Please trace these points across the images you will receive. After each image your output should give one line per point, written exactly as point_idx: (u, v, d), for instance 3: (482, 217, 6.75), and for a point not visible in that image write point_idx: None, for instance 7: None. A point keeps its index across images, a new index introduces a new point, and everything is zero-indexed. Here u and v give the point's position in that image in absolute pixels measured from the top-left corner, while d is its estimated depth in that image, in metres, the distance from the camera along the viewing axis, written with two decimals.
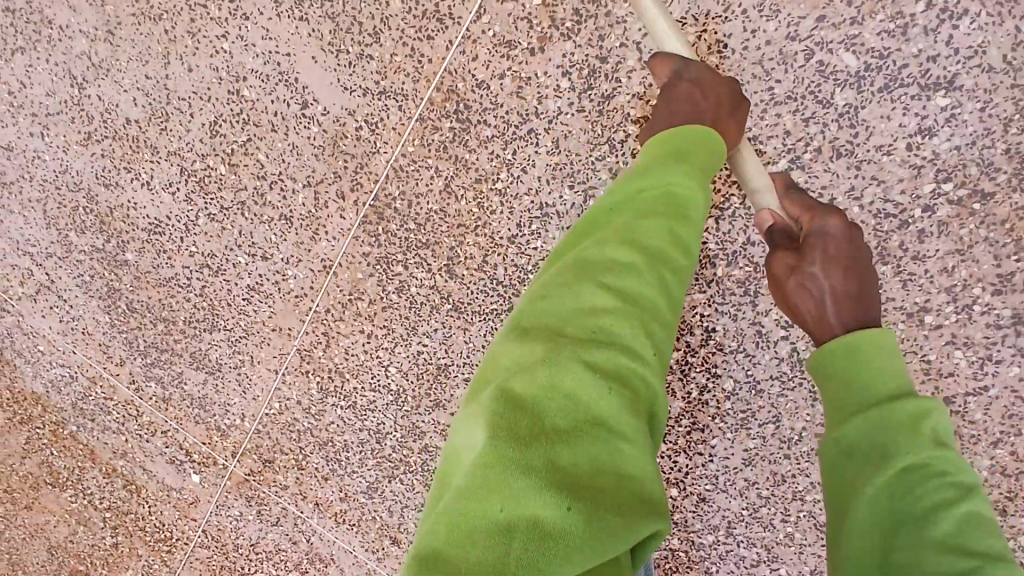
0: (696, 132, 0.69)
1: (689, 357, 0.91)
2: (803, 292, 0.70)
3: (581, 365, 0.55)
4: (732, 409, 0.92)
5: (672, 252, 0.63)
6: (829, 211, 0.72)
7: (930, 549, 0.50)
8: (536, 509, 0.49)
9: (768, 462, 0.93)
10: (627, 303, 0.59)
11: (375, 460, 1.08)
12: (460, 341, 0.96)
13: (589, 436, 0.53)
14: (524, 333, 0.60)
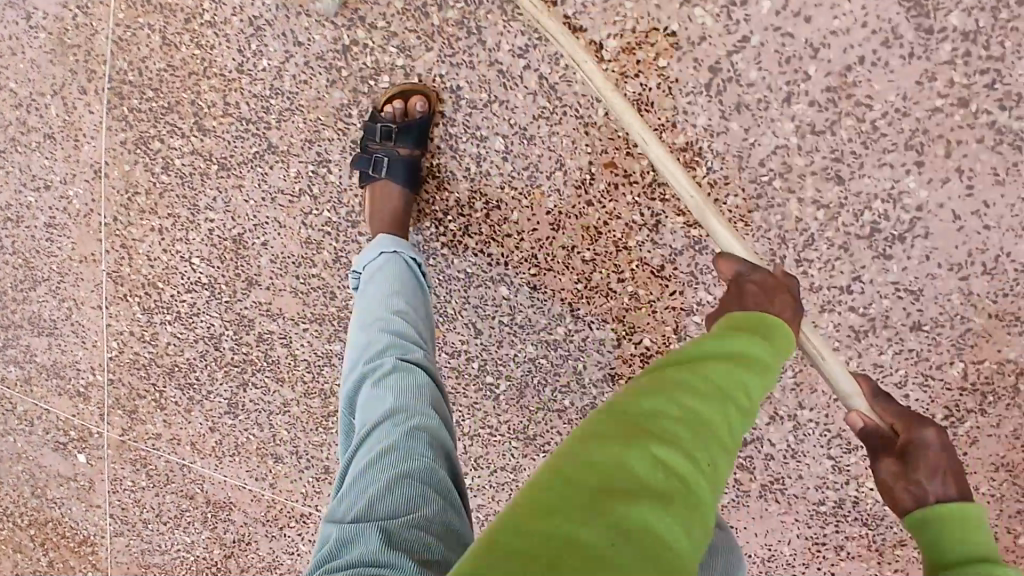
0: (780, 333, 0.51)
1: (450, 128, 0.82)
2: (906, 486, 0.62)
3: (709, 476, 0.37)
4: (515, 170, 0.83)
5: (741, 400, 0.43)
6: (924, 423, 0.67)
7: None
8: (598, 547, 0.30)
9: (576, 218, 0.84)
10: (698, 420, 0.38)
11: (223, 372, 1.03)
12: (242, 202, 0.91)
13: (671, 503, 0.33)
14: (616, 410, 0.39)
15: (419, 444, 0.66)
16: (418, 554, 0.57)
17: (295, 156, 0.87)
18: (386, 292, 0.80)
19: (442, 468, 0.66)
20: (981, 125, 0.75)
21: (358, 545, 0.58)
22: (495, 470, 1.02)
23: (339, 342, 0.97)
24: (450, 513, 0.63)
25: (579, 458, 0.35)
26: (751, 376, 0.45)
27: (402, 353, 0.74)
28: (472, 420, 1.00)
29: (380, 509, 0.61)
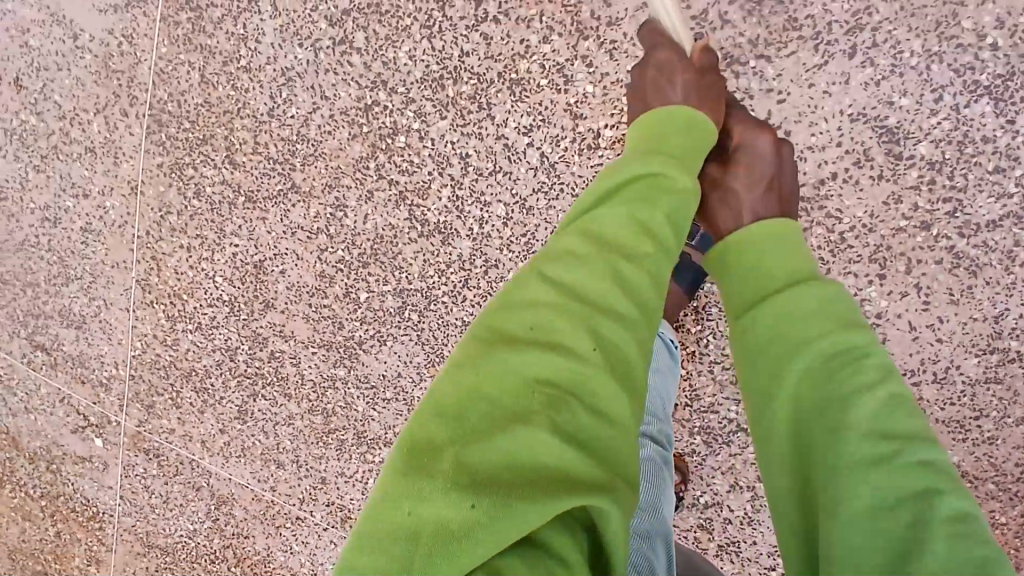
0: (679, 119, 0.70)
1: (457, 190, 0.91)
2: (725, 207, 0.74)
3: (591, 338, 0.52)
4: (513, 236, 0.92)
5: (640, 233, 0.60)
6: (758, 130, 0.77)
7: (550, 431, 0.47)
8: (444, 516, 0.43)
9: None
10: (608, 310, 0.55)
11: (235, 381, 1.11)
12: (264, 233, 0.99)
13: (525, 412, 0.48)
14: (538, 266, 0.58)
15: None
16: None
17: (316, 199, 0.95)
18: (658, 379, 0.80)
19: None
20: (941, 248, 0.81)
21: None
22: None
23: (343, 367, 1.05)
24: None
25: (453, 373, 0.50)
26: (767, 266, 0.63)
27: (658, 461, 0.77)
28: None
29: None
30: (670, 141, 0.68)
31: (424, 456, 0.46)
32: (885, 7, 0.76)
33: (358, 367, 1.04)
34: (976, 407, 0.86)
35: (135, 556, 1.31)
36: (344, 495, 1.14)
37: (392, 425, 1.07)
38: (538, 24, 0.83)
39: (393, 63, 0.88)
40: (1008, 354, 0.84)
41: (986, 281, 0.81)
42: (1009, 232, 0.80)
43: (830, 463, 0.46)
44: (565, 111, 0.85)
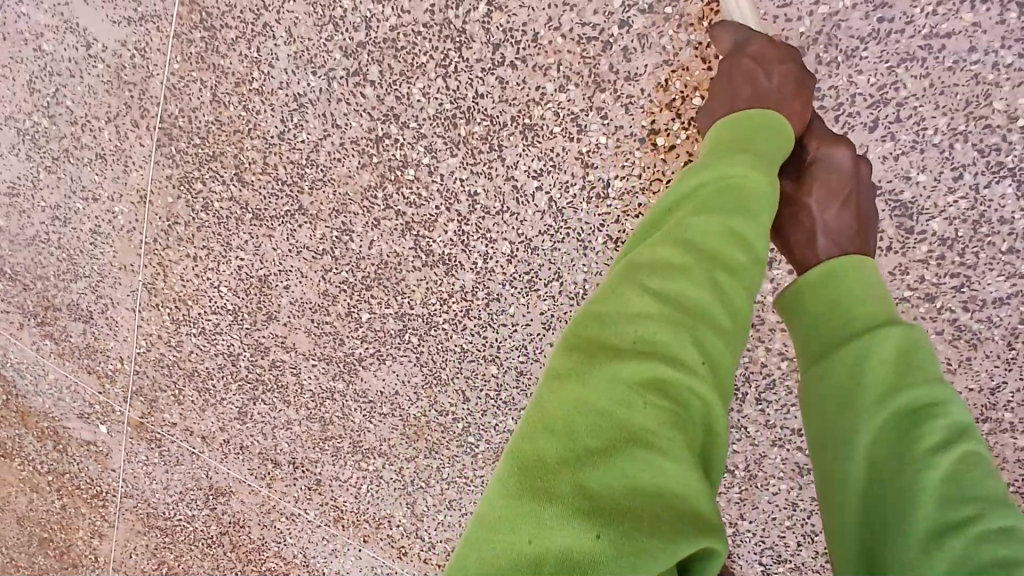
0: (751, 127, 0.65)
1: (463, 225, 0.92)
2: (796, 221, 0.71)
3: (693, 343, 0.52)
4: (517, 272, 0.93)
5: (729, 246, 0.57)
6: (841, 143, 0.73)
7: (642, 412, 0.47)
8: (563, 544, 0.42)
9: (566, 322, 0.95)
10: (701, 318, 0.53)
11: (236, 384, 1.13)
12: (270, 249, 1.00)
13: (620, 452, 0.46)
14: (628, 276, 0.56)
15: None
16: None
17: (323, 222, 0.96)
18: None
19: None
20: (942, 319, 0.83)
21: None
22: (465, 514, 1.12)
23: (343, 381, 1.07)
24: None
25: (552, 393, 0.50)
26: (840, 305, 0.60)
27: None
28: (453, 468, 1.09)
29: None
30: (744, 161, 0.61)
31: (534, 477, 0.46)
32: (912, 83, 0.76)
33: (357, 382, 1.07)
34: None
35: (134, 535, 1.35)
36: (337, 497, 1.17)
37: (388, 438, 1.10)
38: (554, 72, 0.83)
39: (407, 98, 0.88)
40: (997, 423, 0.86)
41: (985, 354, 0.83)
42: (1015, 310, 0.81)
43: (869, 495, 0.52)
44: (576, 159, 0.86)
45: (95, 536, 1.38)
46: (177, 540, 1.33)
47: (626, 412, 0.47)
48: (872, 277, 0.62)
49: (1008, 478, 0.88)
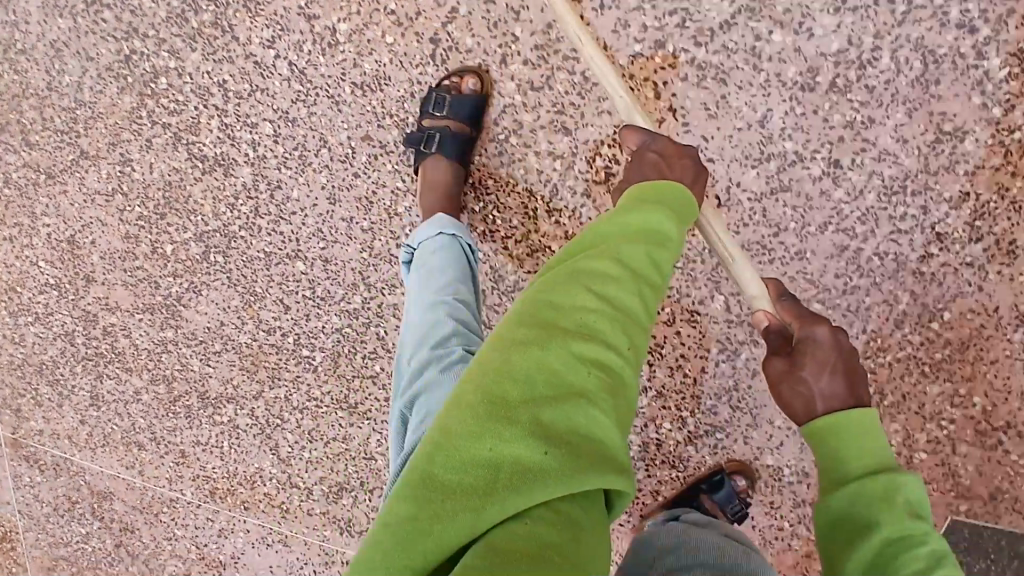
0: (684, 200, 0.63)
1: (223, 118, 0.92)
2: (794, 395, 0.70)
3: (626, 342, 0.52)
4: (286, 150, 0.91)
5: (650, 270, 0.56)
6: (817, 321, 0.72)
7: (574, 364, 0.48)
8: (520, 455, 0.44)
9: (347, 189, 0.90)
10: (631, 318, 0.53)
11: (80, 366, 1.12)
12: (69, 206, 1.02)
13: (569, 404, 0.47)
14: (568, 276, 0.54)
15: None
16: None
17: (106, 159, 0.98)
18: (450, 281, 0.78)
19: None
20: (683, 63, 0.81)
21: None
22: (327, 442, 1.07)
23: (171, 329, 1.05)
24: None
25: (501, 355, 0.49)
26: (836, 456, 0.65)
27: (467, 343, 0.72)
28: (299, 394, 1.04)
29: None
30: (665, 221, 0.59)
31: (486, 410, 0.46)
32: None
33: (183, 325, 1.04)
34: (771, 222, 0.83)
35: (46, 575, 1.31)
36: (205, 465, 1.14)
37: (229, 379, 1.06)
38: None
39: (142, 10, 0.92)
40: (784, 159, 0.81)
41: (737, 85, 0.80)
42: (746, 28, 0.79)
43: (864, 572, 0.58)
44: (299, 16, 0.88)
45: None
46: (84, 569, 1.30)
47: (575, 379, 0.48)
48: (869, 421, 0.65)
49: (822, 218, 0.82)
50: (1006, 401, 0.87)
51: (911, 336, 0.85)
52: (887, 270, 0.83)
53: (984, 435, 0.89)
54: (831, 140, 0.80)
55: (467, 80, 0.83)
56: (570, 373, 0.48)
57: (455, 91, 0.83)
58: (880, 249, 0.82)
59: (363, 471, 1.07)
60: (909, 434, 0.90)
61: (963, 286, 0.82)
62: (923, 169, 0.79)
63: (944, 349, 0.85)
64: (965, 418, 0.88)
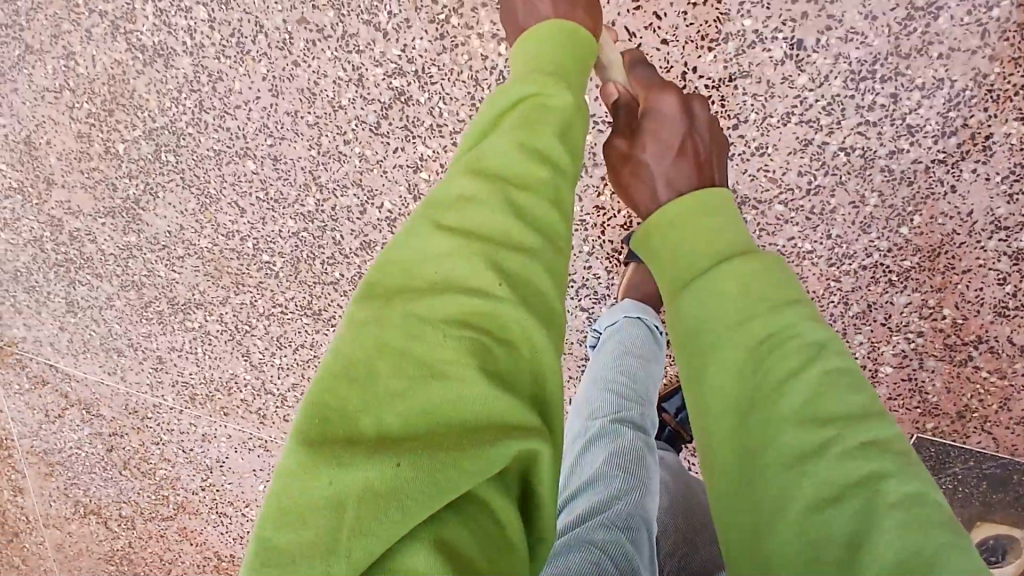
0: (577, 42, 0.59)
1: (157, 1, 0.86)
2: (637, 180, 0.66)
3: (427, 325, 0.41)
4: (222, 35, 0.85)
5: (547, 158, 0.49)
6: (662, 91, 0.69)
7: (426, 380, 0.39)
8: (365, 479, 0.35)
9: (287, 82, 0.86)
10: (742, 440, 0.43)
11: (53, 272, 1.08)
12: (20, 105, 0.95)
13: (430, 389, 0.39)
14: (424, 215, 0.46)
15: (621, 513, 0.59)
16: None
17: (47, 54, 0.91)
18: (621, 350, 0.75)
19: None
20: None
21: None
22: (296, 348, 1.04)
23: (134, 234, 1.01)
24: None
25: (350, 331, 0.41)
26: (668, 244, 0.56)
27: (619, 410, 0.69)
28: (264, 300, 1.02)
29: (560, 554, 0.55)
30: (572, 62, 0.58)
31: (401, 377, 0.39)
32: None
33: (145, 229, 1.00)
34: (730, 114, 0.77)
35: (44, 482, 1.32)
36: (182, 370, 1.12)
37: (196, 285, 1.03)
38: None
39: None
40: (744, 39, 0.74)
41: None
42: None
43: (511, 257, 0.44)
44: None
45: (17, 492, 1.35)
46: (78, 478, 1.30)
47: (405, 397, 0.39)
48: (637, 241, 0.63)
49: (784, 107, 0.76)
50: (977, 313, 0.82)
51: (876, 241, 0.80)
52: (853, 167, 0.77)
53: (953, 350, 0.84)
54: (794, 16, 0.73)
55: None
56: (403, 377, 0.39)
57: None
58: (847, 142, 0.76)
59: None
60: (875, 346, 0.86)
61: (934, 184, 0.77)
62: (894, 51, 0.72)
63: (913, 256, 0.81)
64: (932, 331, 0.84)
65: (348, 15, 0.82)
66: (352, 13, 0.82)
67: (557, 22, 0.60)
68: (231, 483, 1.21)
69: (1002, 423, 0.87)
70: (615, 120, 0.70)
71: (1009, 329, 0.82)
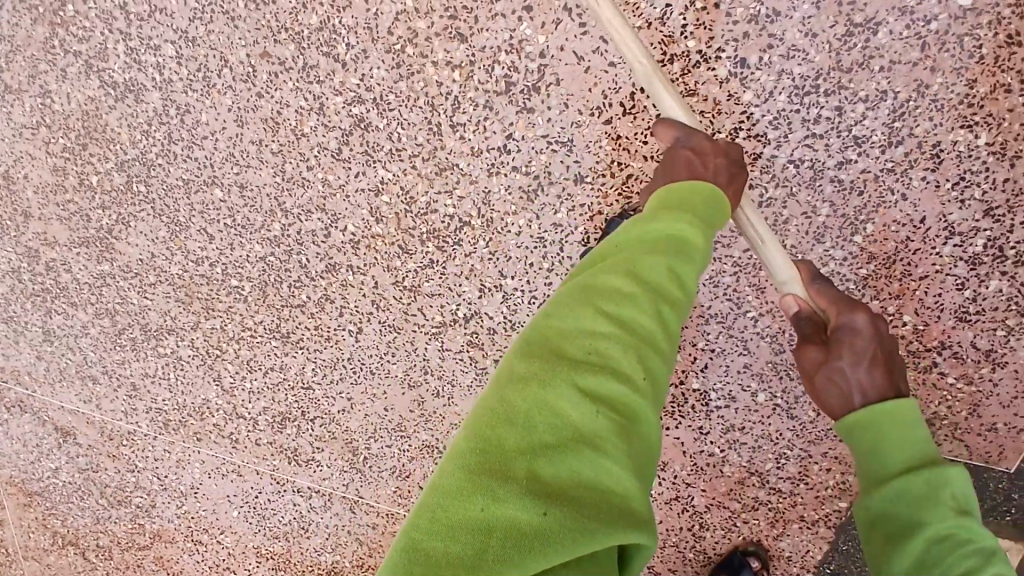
0: (705, 199, 0.63)
1: (128, 40, 0.90)
2: (835, 385, 0.69)
3: (584, 396, 0.47)
4: (189, 71, 0.90)
5: (670, 286, 0.55)
6: (854, 307, 0.69)
7: (575, 446, 0.45)
8: (513, 517, 0.41)
9: (252, 112, 0.90)
10: (901, 552, 0.60)
11: (30, 302, 1.10)
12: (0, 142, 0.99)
13: (574, 450, 0.45)
14: (583, 295, 0.54)
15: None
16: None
17: (25, 92, 0.95)
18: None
19: None
20: None
21: None
22: (266, 371, 1.05)
23: (107, 262, 1.03)
24: None
25: (510, 388, 0.48)
26: (875, 448, 0.65)
27: None
28: (234, 324, 1.03)
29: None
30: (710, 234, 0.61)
31: (553, 432, 0.45)
32: None
33: (118, 257, 1.03)
34: None
35: (21, 514, 1.31)
36: (156, 397, 1.13)
37: (168, 311, 1.04)
38: None
39: None
40: (688, 60, 0.78)
41: None
42: None
43: (651, 380, 0.51)
44: None
45: None
46: (56, 509, 1.29)
47: (550, 438, 0.45)
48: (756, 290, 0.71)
49: (732, 123, 0.79)
50: (938, 319, 0.82)
51: (831, 251, 0.81)
52: (803, 179, 0.79)
53: (916, 356, 0.84)
54: (736, 37, 0.76)
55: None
56: (556, 436, 0.45)
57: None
58: (795, 155, 0.79)
59: (303, 401, 1.06)
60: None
61: (884, 193, 0.78)
62: (836, 66, 0.75)
63: (868, 264, 0.81)
64: (894, 338, 0.84)
65: (307, 48, 0.85)
66: (312, 46, 0.85)
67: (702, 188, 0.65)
68: (206, 509, 1.21)
69: (972, 430, 0.86)
70: (801, 331, 0.72)
71: (972, 335, 0.82)
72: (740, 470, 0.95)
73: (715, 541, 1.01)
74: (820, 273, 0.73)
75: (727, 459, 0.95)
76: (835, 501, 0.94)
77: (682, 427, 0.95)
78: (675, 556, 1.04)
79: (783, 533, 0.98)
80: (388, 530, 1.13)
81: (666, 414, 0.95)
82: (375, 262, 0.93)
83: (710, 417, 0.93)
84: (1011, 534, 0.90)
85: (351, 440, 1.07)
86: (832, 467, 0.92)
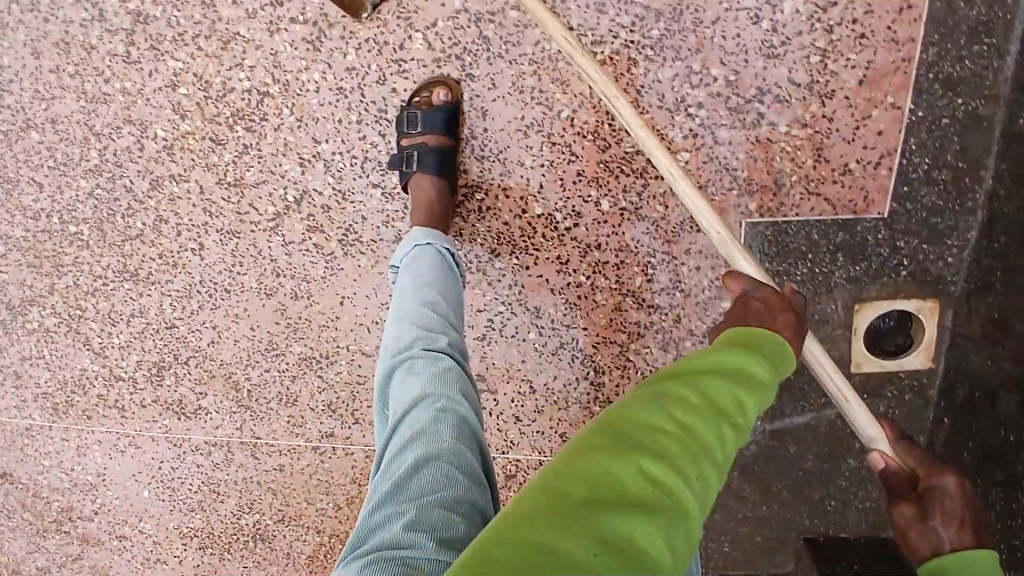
0: (784, 360, 0.58)
1: None
2: (925, 544, 0.69)
3: (656, 482, 0.42)
4: None
5: (733, 411, 0.51)
6: (943, 470, 0.71)
7: (629, 485, 0.41)
8: (570, 552, 0.37)
9: (42, 39, 0.90)
10: None
11: None
12: None
13: (632, 513, 0.40)
14: (642, 401, 0.49)
15: (450, 441, 0.67)
16: (440, 534, 0.59)
17: None
18: (417, 284, 0.81)
19: (482, 494, 0.66)
20: None
21: (389, 529, 0.61)
22: (129, 320, 1.02)
23: None
24: (472, 489, 0.65)
25: (585, 453, 0.44)
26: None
27: (429, 341, 0.77)
28: (85, 277, 1.01)
29: (415, 499, 0.62)
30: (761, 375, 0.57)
31: (627, 504, 0.40)
32: None
33: None
34: None
35: None
36: (34, 383, 1.11)
37: (22, 281, 1.03)
38: None
39: None
40: None
41: None
42: None
43: (705, 477, 0.45)
44: None
45: None
46: None
47: (607, 489, 0.41)
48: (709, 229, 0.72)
49: None
50: (746, 63, 0.78)
51: (617, 19, 0.78)
52: None
53: (740, 112, 0.80)
54: None
55: (437, 94, 0.82)
56: (636, 516, 0.40)
57: (423, 105, 0.81)
58: None
59: (172, 343, 1.03)
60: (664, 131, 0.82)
61: None
62: None
63: (657, 23, 0.78)
64: (712, 97, 0.80)
65: None
66: None
67: (768, 344, 0.59)
68: (120, 497, 1.19)
69: (826, 178, 0.81)
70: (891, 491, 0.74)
71: (786, 69, 0.78)
72: (612, 294, 0.91)
73: (616, 386, 0.97)
74: (905, 433, 0.78)
75: (597, 286, 0.91)
76: (717, 304, 0.89)
77: (542, 263, 0.90)
78: (585, 416, 0.99)
79: (678, 357, 0.93)
80: (295, 468, 1.09)
81: (522, 253, 0.90)
82: (194, 163, 0.91)
83: (565, 244, 0.89)
84: (915, 291, 0.86)
85: (229, 375, 1.03)
86: (702, 264, 0.88)
